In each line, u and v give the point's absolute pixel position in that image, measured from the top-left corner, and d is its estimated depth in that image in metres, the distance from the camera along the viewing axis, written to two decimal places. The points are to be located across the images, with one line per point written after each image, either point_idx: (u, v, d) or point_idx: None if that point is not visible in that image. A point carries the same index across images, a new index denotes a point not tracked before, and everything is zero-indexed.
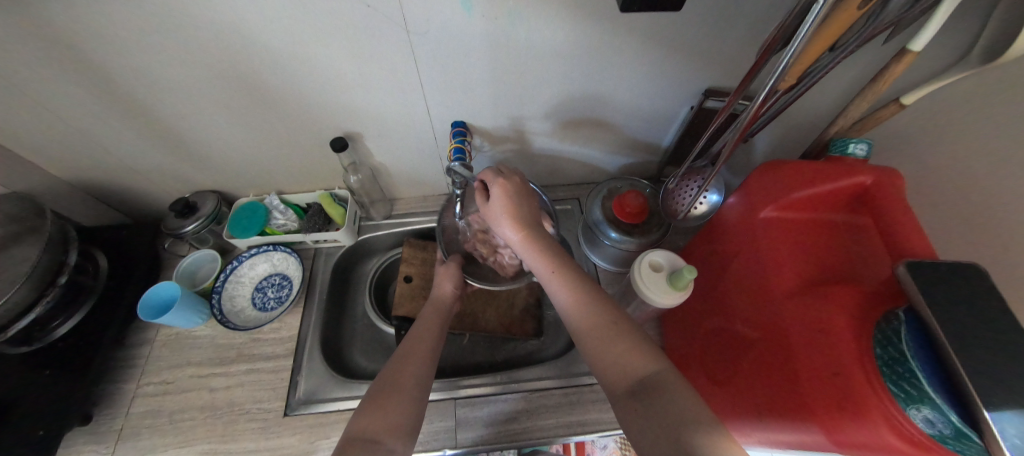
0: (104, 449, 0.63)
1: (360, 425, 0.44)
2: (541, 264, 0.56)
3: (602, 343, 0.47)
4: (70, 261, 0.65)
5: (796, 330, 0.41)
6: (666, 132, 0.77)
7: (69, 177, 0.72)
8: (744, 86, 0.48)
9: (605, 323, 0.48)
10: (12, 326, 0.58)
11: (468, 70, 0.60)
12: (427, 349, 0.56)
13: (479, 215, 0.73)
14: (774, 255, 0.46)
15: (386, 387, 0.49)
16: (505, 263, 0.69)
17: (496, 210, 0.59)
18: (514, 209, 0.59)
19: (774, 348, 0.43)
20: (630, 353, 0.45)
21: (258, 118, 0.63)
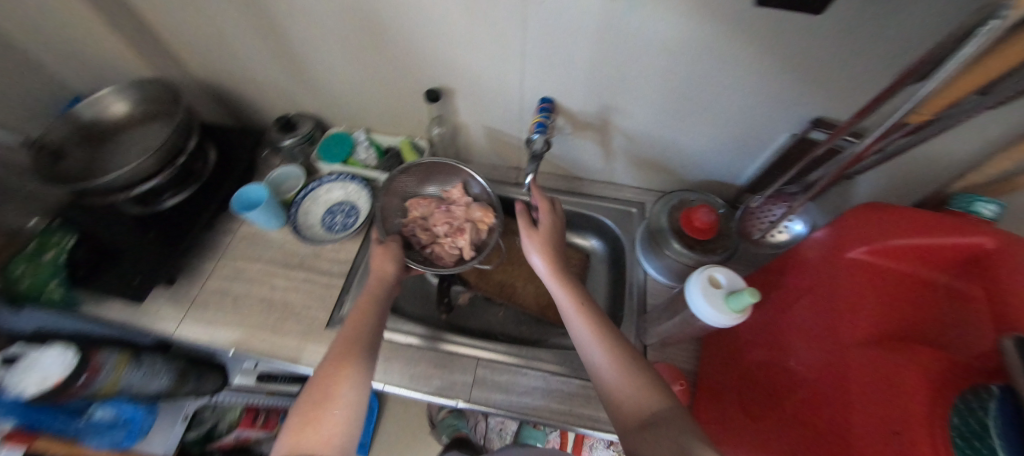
0: (180, 310, 0.73)
1: (296, 427, 0.44)
2: (564, 296, 0.58)
3: (621, 378, 0.48)
4: (189, 148, 0.73)
5: (855, 381, 0.38)
6: (753, 157, 0.73)
7: (203, 76, 0.82)
8: (853, 123, 0.49)
9: (625, 362, 0.49)
10: (135, 189, 0.69)
11: (570, 49, 0.61)
12: (365, 337, 0.53)
13: (420, 201, 0.77)
14: (851, 298, 0.43)
15: (319, 393, 0.46)
16: (445, 251, 0.73)
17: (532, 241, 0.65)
18: (545, 240, 0.65)
19: (830, 392, 0.40)
20: (646, 392, 0.46)
21: (369, 55, 0.69)
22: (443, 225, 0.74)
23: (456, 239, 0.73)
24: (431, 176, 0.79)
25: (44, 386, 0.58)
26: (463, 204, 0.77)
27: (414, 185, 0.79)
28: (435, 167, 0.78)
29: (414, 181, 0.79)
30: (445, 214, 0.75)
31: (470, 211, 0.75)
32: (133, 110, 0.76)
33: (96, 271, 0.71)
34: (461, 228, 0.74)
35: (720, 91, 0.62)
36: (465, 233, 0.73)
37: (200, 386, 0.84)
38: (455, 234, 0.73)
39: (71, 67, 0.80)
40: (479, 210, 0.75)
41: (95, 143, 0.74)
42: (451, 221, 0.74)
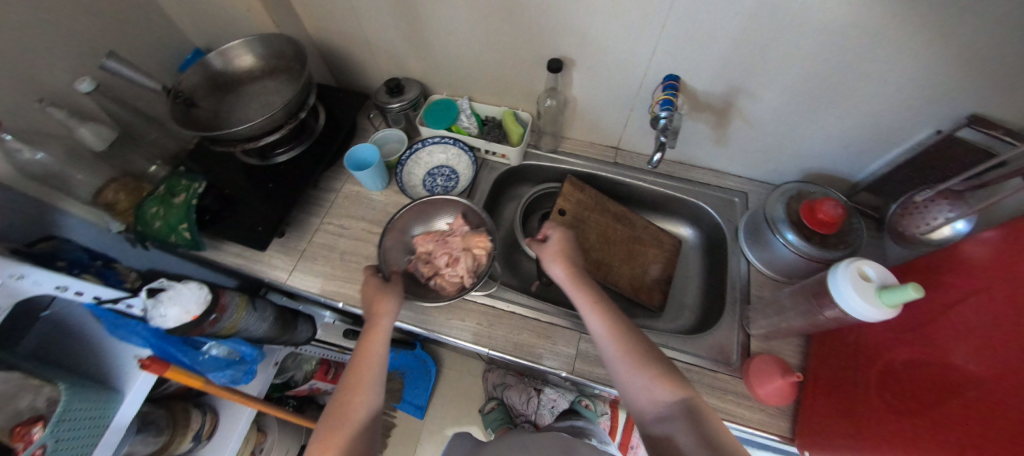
0: (290, 261, 0.77)
1: (331, 412, 0.51)
2: (580, 296, 0.60)
3: (640, 376, 0.51)
4: (309, 103, 0.76)
5: (992, 409, 0.37)
6: (881, 153, 0.69)
7: (318, 34, 0.84)
8: None
9: (641, 358, 0.52)
10: (260, 140, 0.72)
11: (715, 24, 0.58)
12: (383, 334, 0.58)
13: (427, 236, 0.72)
14: None
15: (336, 417, 0.51)
16: (445, 282, 0.68)
17: (549, 252, 0.65)
18: (568, 256, 0.65)
19: (999, 391, 0.37)
20: (658, 385, 0.50)
21: (495, 21, 0.68)
22: (440, 258, 0.69)
23: (454, 271, 0.68)
24: (436, 210, 0.75)
25: (183, 319, 0.62)
26: (459, 234, 0.72)
27: (421, 218, 0.75)
28: (437, 203, 0.75)
29: (421, 214, 0.75)
30: (441, 246, 0.70)
31: (466, 239, 0.70)
32: (257, 64, 0.79)
33: (222, 217, 0.75)
34: (458, 257, 0.69)
35: (869, 79, 0.59)
36: (460, 263, 0.68)
37: (294, 336, 0.89)
38: (451, 266, 0.68)
39: (196, 17, 0.83)
40: (472, 237, 0.70)
41: (220, 95, 0.77)
42: (447, 253, 0.69)
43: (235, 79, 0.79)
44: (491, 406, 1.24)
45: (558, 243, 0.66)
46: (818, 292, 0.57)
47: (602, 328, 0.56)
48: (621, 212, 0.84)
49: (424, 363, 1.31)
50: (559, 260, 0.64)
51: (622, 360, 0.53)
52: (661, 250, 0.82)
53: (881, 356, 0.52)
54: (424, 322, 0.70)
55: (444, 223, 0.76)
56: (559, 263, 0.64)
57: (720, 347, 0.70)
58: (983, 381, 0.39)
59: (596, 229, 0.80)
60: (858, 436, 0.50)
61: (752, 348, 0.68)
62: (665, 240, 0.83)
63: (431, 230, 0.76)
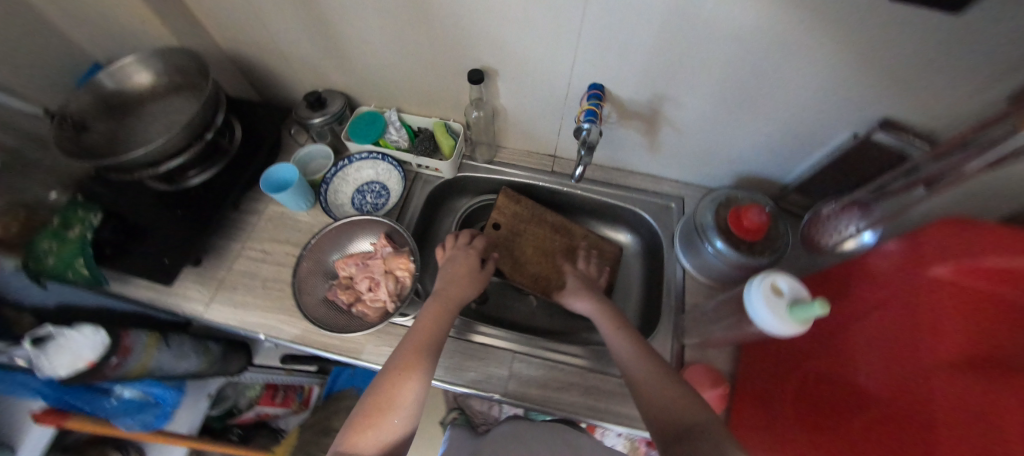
0: (207, 292, 0.72)
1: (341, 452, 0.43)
2: (604, 322, 0.61)
3: (669, 392, 0.48)
4: (217, 122, 0.70)
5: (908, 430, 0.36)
6: (805, 156, 0.69)
7: (228, 46, 0.78)
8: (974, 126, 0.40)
9: (670, 377, 0.50)
10: (161, 165, 0.66)
11: (629, 32, 0.56)
12: (426, 360, 0.51)
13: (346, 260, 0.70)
14: (933, 319, 0.38)
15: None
16: (366, 307, 0.67)
17: (580, 292, 0.67)
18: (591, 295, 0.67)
19: (903, 417, 0.37)
20: (687, 403, 0.46)
21: (408, 30, 0.64)
22: (361, 282, 0.68)
23: (375, 296, 0.67)
24: (356, 231, 0.73)
25: (75, 367, 0.57)
26: (379, 257, 0.69)
27: (341, 237, 0.73)
28: (359, 222, 0.73)
29: (341, 233, 0.73)
30: (363, 270, 0.69)
31: (387, 262, 0.68)
32: (157, 80, 0.72)
33: (125, 249, 0.69)
34: (378, 281, 0.67)
35: (782, 87, 0.58)
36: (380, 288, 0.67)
37: (225, 366, 0.84)
38: (372, 291, 0.67)
39: (87, 30, 0.76)
40: (393, 260, 0.68)
41: (116, 116, 0.71)
42: (368, 277, 0.68)
43: (133, 97, 0.72)
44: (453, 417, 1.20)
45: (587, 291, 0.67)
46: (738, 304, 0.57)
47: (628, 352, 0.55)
48: (560, 222, 0.81)
49: None
50: (586, 297, 0.66)
51: (654, 381, 0.50)
52: (601, 259, 0.81)
53: (799, 369, 0.52)
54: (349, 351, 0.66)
55: (365, 244, 0.74)
56: (587, 300, 0.66)
57: None
58: (886, 403, 0.39)
59: (534, 242, 0.78)
60: (775, 451, 0.50)
61: (685, 358, 0.68)
62: (606, 249, 0.82)
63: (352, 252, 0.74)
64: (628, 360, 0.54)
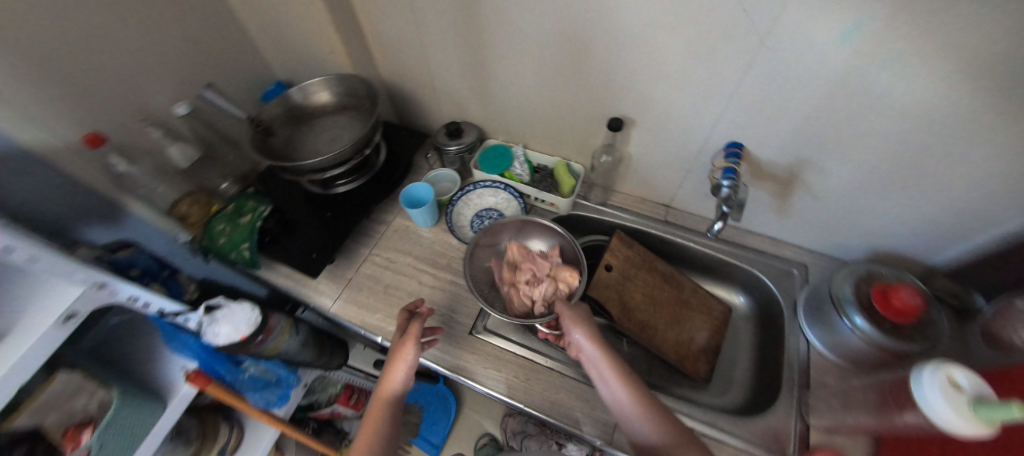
0: (336, 289, 0.78)
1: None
2: (614, 371, 0.56)
3: (640, 414, 0.53)
4: (374, 140, 0.80)
5: None
6: (964, 240, 0.64)
7: (389, 78, 0.91)
8: None
9: (648, 404, 0.54)
10: (326, 172, 0.76)
11: (788, 98, 0.58)
12: (388, 405, 0.57)
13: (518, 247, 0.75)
14: None
15: None
16: (518, 294, 0.71)
17: (574, 314, 0.61)
18: (584, 317, 0.61)
19: None
20: (654, 425, 0.52)
21: (559, 78, 0.71)
22: (525, 273, 0.71)
23: (531, 291, 0.70)
24: (527, 234, 0.78)
25: (232, 337, 0.64)
26: (551, 261, 0.73)
27: (519, 232, 0.78)
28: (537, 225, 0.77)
29: (520, 230, 0.78)
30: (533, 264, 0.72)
31: (557, 269, 0.71)
32: (332, 100, 0.85)
33: (279, 240, 0.78)
34: (541, 280, 0.70)
35: (950, 165, 0.56)
36: (539, 288, 0.69)
37: (327, 363, 0.90)
38: (530, 286, 0.70)
39: (283, 57, 0.92)
40: (564, 270, 0.70)
41: (294, 126, 0.83)
42: (536, 272, 0.71)
43: (310, 112, 0.85)
44: (483, 441, 1.21)
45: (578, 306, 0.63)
46: (895, 392, 0.52)
47: (614, 376, 0.56)
48: (668, 272, 0.81)
49: (445, 398, 1.26)
50: (581, 325, 0.60)
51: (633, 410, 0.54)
52: (707, 317, 0.79)
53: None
54: (457, 367, 0.69)
55: (537, 243, 0.78)
56: (581, 327, 0.60)
57: (773, 435, 0.63)
58: None
59: (642, 289, 0.78)
60: None
61: (811, 441, 0.62)
62: (713, 307, 0.80)
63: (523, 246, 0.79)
64: (607, 378, 0.56)
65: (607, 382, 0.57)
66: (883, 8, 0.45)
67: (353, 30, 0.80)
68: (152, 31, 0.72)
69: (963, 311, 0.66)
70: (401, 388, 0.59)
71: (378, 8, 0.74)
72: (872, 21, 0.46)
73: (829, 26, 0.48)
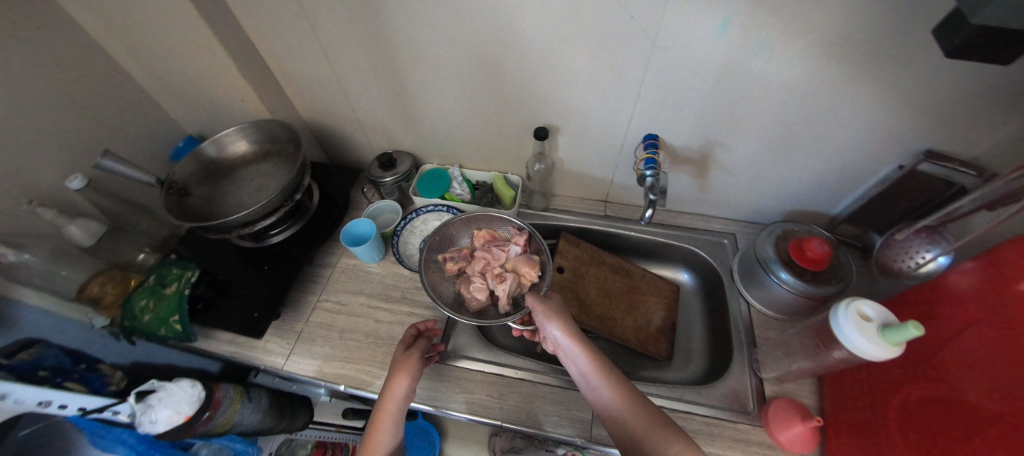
0: (287, 344, 0.74)
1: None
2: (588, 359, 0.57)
3: (613, 400, 0.54)
4: (304, 184, 0.77)
5: None
6: (852, 190, 0.74)
7: (312, 119, 0.89)
8: None
9: (620, 385, 0.55)
10: (255, 224, 0.71)
11: (686, 89, 0.64)
12: (394, 415, 0.55)
13: (485, 236, 0.75)
14: None
15: None
16: (480, 292, 0.67)
17: (546, 310, 0.60)
18: (556, 310, 0.61)
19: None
20: (624, 405, 0.53)
21: (481, 97, 0.73)
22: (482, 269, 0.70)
23: (494, 286, 0.68)
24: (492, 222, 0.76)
25: (174, 421, 0.58)
26: (511, 251, 0.71)
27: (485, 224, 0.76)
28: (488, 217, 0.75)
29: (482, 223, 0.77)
30: (495, 255, 0.71)
31: (516, 263, 0.69)
32: (252, 149, 0.81)
33: (214, 305, 0.72)
34: (501, 276, 0.68)
35: (828, 127, 0.64)
36: (504, 283, 0.66)
37: (290, 424, 0.84)
38: (494, 280, 0.68)
39: (191, 112, 0.87)
40: (527, 263, 0.68)
41: (213, 182, 0.79)
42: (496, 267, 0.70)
43: (229, 164, 0.80)
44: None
45: (548, 301, 0.62)
46: (821, 332, 0.58)
47: (591, 369, 0.57)
48: (617, 263, 0.86)
49: (427, 433, 1.21)
50: (558, 320, 0.60)
51: (612, 397, 0.54)
52: (659, 297, 0.83)
53: (887, 396, 0.52)
54: (428, 398, 0.67)
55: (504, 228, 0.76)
56: (558, 322, 0.60)
57: (734, 395, 0.68)
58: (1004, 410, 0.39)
59: (596, 283, 0.81)
60: None
61: (767, 393, 0.67)
62: (664, 287, 0.85)
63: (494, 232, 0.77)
64: (589, 374, 0.57)
65: (587, 377, 0.57)
66: (743, 4, 0.51)
67: (264, 76, 0.78)
68: (30, 103, 0.65)
69: (864, 249, 0.77)
70: (405, 398, 0.57)
71: (287, 52, 0.73)
72: (737, 15, 0.53)
73: (705, 22, 0.54)
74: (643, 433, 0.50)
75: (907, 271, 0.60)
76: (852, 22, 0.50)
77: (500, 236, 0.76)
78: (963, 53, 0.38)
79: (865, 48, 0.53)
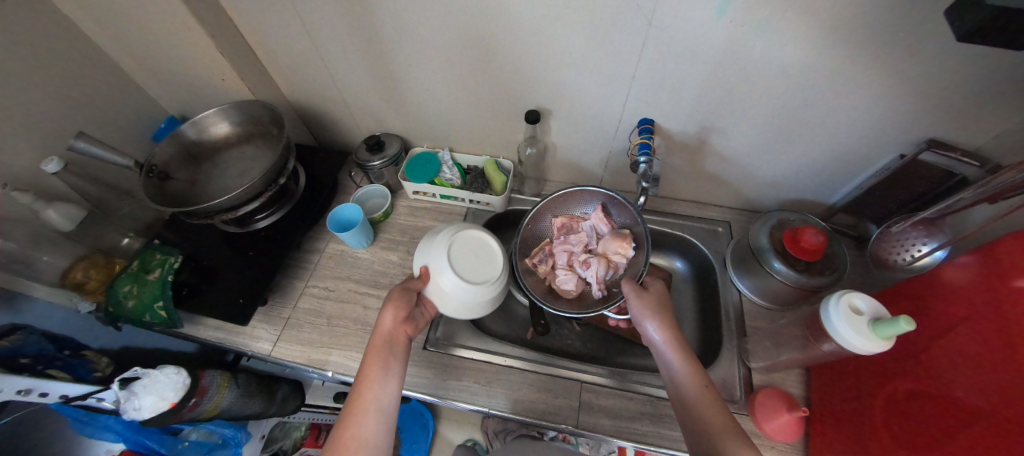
0: (274, 330, 0.73)
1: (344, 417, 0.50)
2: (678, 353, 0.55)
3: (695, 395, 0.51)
4: (288, 168, 0.75)
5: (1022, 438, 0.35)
6: (852, 179, 0.72)
7: (296, 99, 0.85)
8: None
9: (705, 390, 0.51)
10: (238, 209, 0.70)
11: (683, 72, 0.61)
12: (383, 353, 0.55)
13: (565, 220, 0.75)
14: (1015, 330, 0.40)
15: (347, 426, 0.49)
16: (571, 281, 0.70)
17: (645, 304, 0.60)
18: (654, 305, 0.60)
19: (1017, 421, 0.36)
20: (697, 389, 0.51)
21: (471, 78, 0.70)
22: (567, 255, 0.71)
23: (584, 273, 0.71)
24: (574, 200, 0.74)
25: (160, 408, 0.59)
26: (593, 231, 0.73)
27: (562, 204, 0.75)
28: (569, 193, 0.73)
29: (561, 203, 0.75)
30: (577, 241, 0.72)
31: (606, 245, 0.70)
32: (235, 131, 0.78)
33: (199, 290, 0.72)
34: (590, 260, 0.70)
35: (828, 114, 0.62)
36: (593, 269, 0.69)
37: (281, 408, 0.84)
38: (581, 268, 0.70)
39: (170, 91, 0.83)
40: (616, 241, 0.69)
41: (195, 165, 0.76)
42: (580, 252, 0.71)
43: (211, 146, 0.78)
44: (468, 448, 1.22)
45: (645, 296, 0.61)
46: (813, 325, 0.57)
47: (682, 367, 0.54)
48: None
49: (421, 415, 1.25)
50: (654, 315, 0.59)
51: (684, 379, 0.53)
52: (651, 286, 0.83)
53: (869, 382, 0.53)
54: (417, 385, 0.67)
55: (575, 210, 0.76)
56: (653, 316, 0.59)
57: (722, 383, 0.68)
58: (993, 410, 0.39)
59: None
60: None
61: (755, 382, 0.67)
62: (657, 276, 0.84)
63: (571, 215, 0.76)
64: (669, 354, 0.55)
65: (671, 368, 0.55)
66: None
67: (244, 54, 0.74)
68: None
69: (860, 238, 0.76)
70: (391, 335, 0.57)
71: (266, 29, 0.69)
72: None
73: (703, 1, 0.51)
74: (708, 414, 0.49)
75: (901, 265, 0.59)
76: (859, 3, 0.47)
77: (578, 215, 0.76)
78: (975, 38, 0.36)
79: (870, 31, 0.50)
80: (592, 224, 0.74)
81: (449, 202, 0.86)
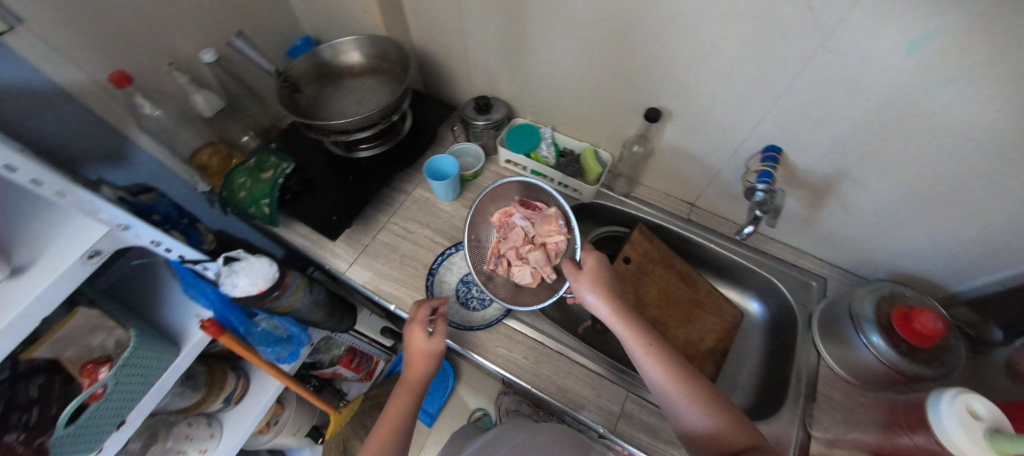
0: (352, 253, 0.78)
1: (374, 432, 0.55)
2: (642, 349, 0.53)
3: (683, 397, 0.50)
4: (402, 107, 0.78)
5: None
6: (995, 271, 0.63)
7: (422, 45, 0.88)
8: None
9: (690, 385, 0.51)
10: (350, 135, 0.74)
11: (836, 107, 0.56)
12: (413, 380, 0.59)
13: (500, 217, 0.67)
14: None
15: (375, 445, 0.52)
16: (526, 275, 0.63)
17: (586, 282, 0.58)
18: (595, 280, 0.58)
19: None
20: (695, 402, 0.49)
21: (600, 62, 0.69)
22: (508, 253, 0.64)
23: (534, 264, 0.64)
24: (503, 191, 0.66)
25: (249, 291, 0.65)
26: (523, 222, 0.64)
27: (490, 203, 0.67)
28: (496, 190, 0.66)
29: (491, 200, 0.67)
30: (512, 237, 0.64)
31: (539, 231, 0.62)
32: (362, 62, 0.83)
33: (299, 199, 0.78)
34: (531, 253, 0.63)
35: (997, 194, 0.54)
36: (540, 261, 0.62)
37: (336, 325, 0.91)
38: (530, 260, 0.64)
39: (314, 12, 0.89)
40: (546, 225, 0.61)
41: (322, 84, 0.82)
42: (520, 248, 0.64)
43: (338, 71, 0.83)
44: (478, 415, 1.25)
45: (585, 274, 0.58)
46: (904, 413, 0.52)
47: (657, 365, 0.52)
48: (685, 270, 0.82)
49: (443, 370, 1.29)
50: (601, 295, 0.57)
51: (680, 394, 0.50)
52: (720, 319, 0.79)
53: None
54: (468, 342, 0.69)
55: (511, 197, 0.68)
56: (601, 298, 0.57)
57: (773, 439, 0.64)
58: None
59: (657, 285, 0.78)
60: None
61: (810, 451, 0.62)
62: (727, 311, 0.80)
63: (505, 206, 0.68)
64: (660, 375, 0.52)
65: (646, 368, 0.53)
66: (957, 19, 0.42)
67: None
68: None
69: (976, 339, 0.65)
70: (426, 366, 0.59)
71: None
72: (942, 34, 0.44)
73: (894, 35, 0.46)
74: (727, 437, 0.46)
75: None
76: None
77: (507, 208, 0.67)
78: None
79: None
80: (522, 213, 0.65)
81: (537, 178, 0.86)
